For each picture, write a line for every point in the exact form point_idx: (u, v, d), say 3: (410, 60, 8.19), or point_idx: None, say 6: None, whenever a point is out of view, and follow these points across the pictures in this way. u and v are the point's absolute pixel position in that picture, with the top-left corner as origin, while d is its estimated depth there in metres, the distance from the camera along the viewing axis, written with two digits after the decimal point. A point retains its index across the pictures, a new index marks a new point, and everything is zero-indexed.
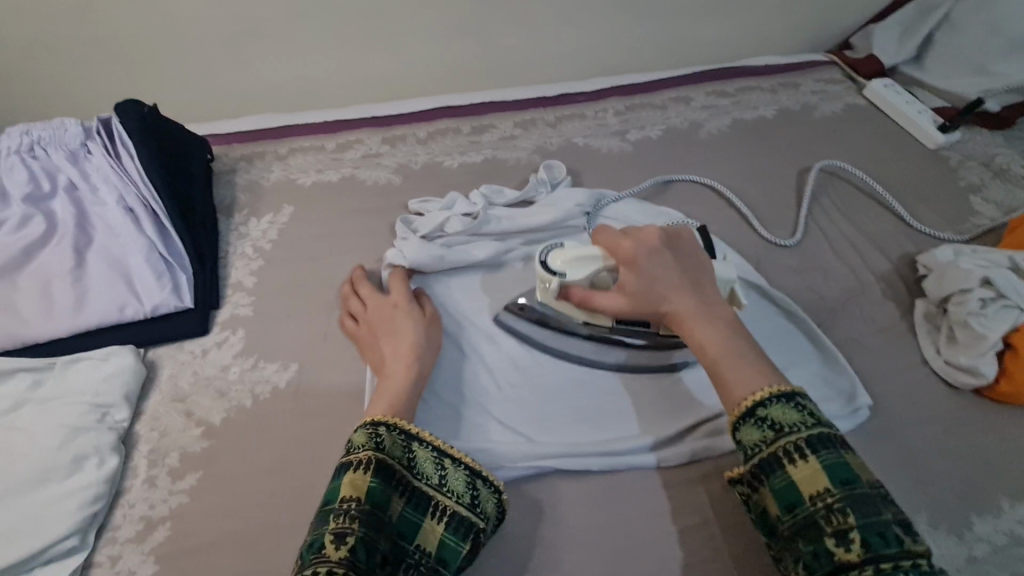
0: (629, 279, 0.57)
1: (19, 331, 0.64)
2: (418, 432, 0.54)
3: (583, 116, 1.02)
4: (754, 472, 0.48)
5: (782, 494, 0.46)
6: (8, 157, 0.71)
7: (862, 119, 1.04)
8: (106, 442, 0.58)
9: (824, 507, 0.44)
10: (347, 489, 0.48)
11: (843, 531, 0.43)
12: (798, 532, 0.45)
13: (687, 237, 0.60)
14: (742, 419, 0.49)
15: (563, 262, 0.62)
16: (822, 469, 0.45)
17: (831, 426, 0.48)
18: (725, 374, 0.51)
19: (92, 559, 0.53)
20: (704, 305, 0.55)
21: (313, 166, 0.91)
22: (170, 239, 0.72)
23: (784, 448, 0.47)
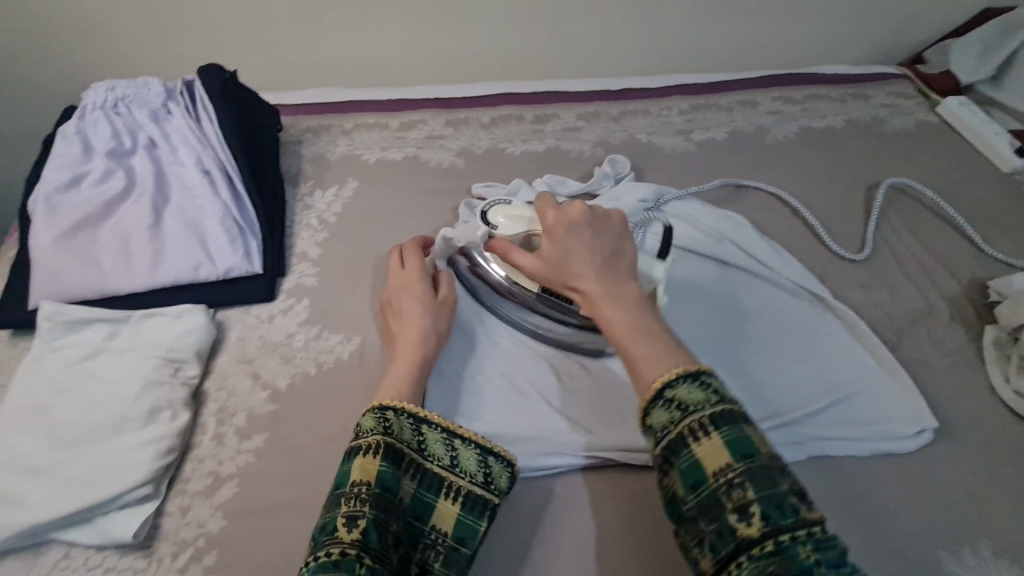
0: (548, 250, 0.55)
1: (99, 282, 0.66)
2: (427, 414, 0.52)
3: (647, 112, 1.01)
4: (663, 455, 0.45)
5: (686, 475, 0.43)
6: (94, 112, 0.74)
7: (933, 136, 1.01)
8: (178, 397, 0.60)
9: (726, 483, 0.41)
10: (356, 473, 0.47)
11: (743, 506, 0.40)
12: (701, 512, 0.42)
13: (615, 219, 0.57)
14: (651, 402, 0.45)
15: (502, 217, 0.65)
16: (724, 445, 0.43)
17: (737, 402, 0.45)
18: (631, 354, 0.48)
19: (162, 508, 0.55)
20: (618, 282, 0.53)
21: (376, 143, 0.91)
22: (242, 205, 0.73)
23: (689, 427, 0.44)
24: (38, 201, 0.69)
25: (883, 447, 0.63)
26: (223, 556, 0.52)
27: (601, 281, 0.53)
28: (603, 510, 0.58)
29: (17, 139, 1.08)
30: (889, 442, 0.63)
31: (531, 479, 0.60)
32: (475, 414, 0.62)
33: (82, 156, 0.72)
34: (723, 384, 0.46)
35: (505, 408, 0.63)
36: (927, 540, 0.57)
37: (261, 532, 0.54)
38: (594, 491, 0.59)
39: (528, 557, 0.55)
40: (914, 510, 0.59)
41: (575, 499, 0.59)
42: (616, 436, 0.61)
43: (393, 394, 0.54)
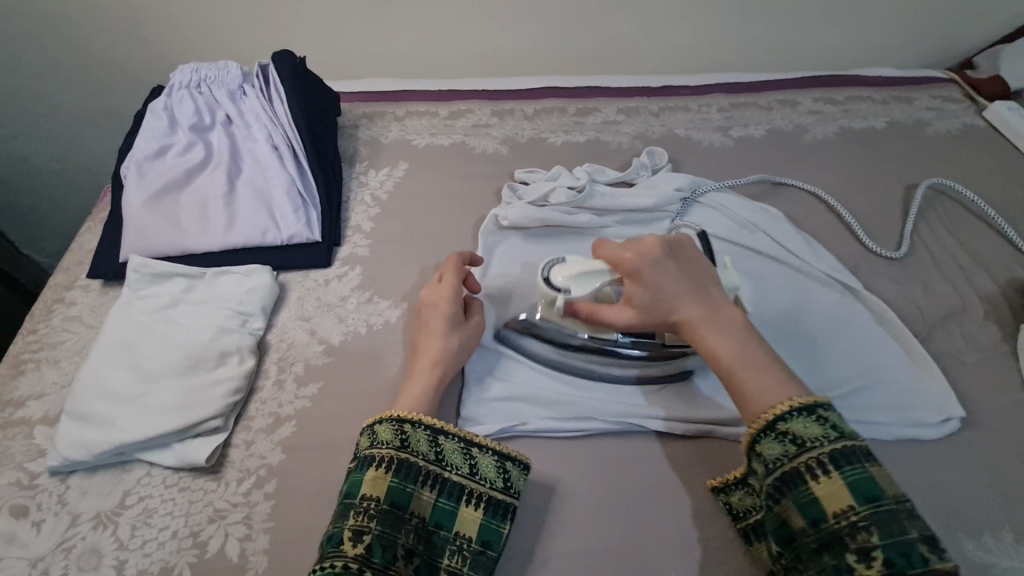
0: (638, 295, 0.56)
1: (181, 241, 0.74)
2: (444, 425, 0.56)
3: (686, 109, 1.04)
4: (775, 485, 0.49)
5: (805, 510, 0.47)
6: (181, 91, 0.82)
7: (979, 140, 1.01)
8: (246, 344, 0.66)
9: (849, 524, 0.45)
10: (368, 486, 0.51)
11: (866, 549, 0.43)
12: (820, 546, 0.46)
13: (686, 243, 0.60)
14: (763, 433, 0.50)
15: (565, 278, 0.60)
16: (846, 486, 0.46)
17: (856, 440, 0.48)
18: (741, 385, 0.52)
19: (229, 440, 0.61)
20: (713, 311, 0.56)
21: (427, 129, 0.97)
22: (306, 178, 0.80)
23: (806, 464, 0.48)
24: (131, 167, 0.78)
25: (908, 432, 0.64)
26: (282, 484, 0.58)
27: (697, 313, 0.55)
28: (628, 472, 0.61)
29: (106, 119, 1.19)
30: (914, 428, 0.65)
31: (561, 440, 0.64)
32: (512, 378, 0.67)
33: (169, 129, 0.80)
34: (840, 421, 0.49)
35: (539, 374, 0.67)
36: (946, 522, 0.59)
37: (316, 466, 0.60)
38: (621, 456, 0.62)
39: (556, 508, 0.59)
40: (934, 492, 0.61)
41: (603, 462, 0.62)
42: (642, 406, 0.65)
43: (413, 411, 0.56)
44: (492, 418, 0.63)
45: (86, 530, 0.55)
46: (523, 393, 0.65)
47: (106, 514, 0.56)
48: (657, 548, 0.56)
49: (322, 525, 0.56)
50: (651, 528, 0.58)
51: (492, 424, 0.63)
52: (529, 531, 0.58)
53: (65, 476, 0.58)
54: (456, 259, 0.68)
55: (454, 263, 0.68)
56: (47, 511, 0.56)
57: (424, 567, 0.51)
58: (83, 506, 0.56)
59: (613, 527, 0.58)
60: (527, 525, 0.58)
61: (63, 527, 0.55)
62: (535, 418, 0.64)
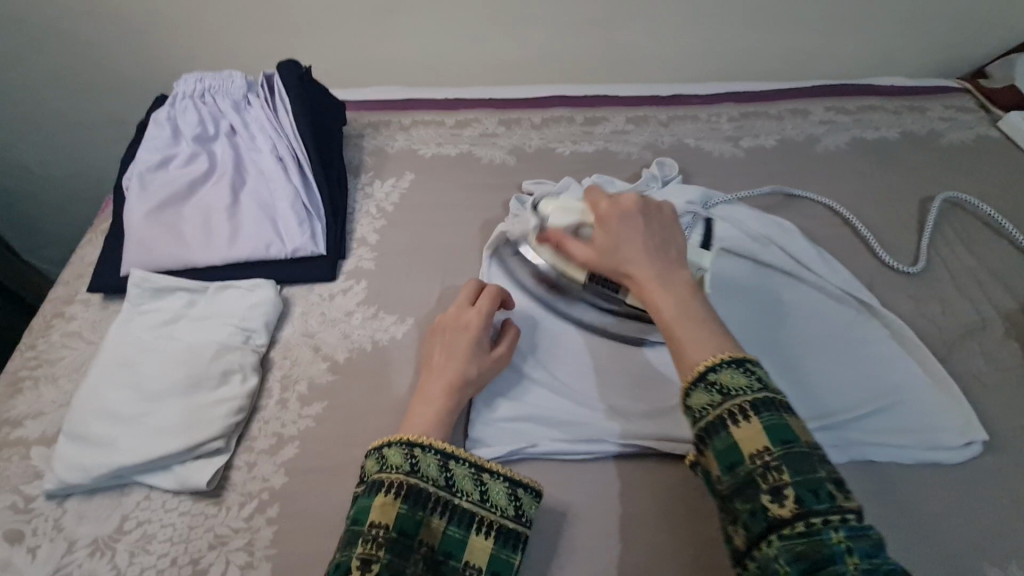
0: (601, 238, 0.58)
1: (183, 255, 0.72)
2: (455, 449, 0.54)
3: (696, 118, 1.02)
4: (700, 436, 0.46)
5: (723, 456, 0.44)
6: (184, 101, 0.81)
7: (994, 151, 0.99)
8: (249, 361, 0.65)
9: (762, 465, 0.42)
10: (376, 513, 0.49)
11: (779, 489, 0.41)
12: (734, 492, 0.43)
13: (666, 210, 0.61)
14: (693, 384, 0.47)
15: (551, 209, 0.69)
16: (764, 430, 0.44)
17: (778, 391, 0.46)
18: (679, 339, 0.50)
19: (231, 462, 0.59)
20: (668, 269, 0.55)
21: (433, 139, 0.95)
22: (311, 190, 0.78)
23: (729, 410, 0.45)
24: (133, 179, 0.76)
25: (929, 455, 0.62)
26: (284, 509, 0.57)
27: (651, 266, 0.55)
28: (641, 495, 0.60)
29: (108, 126, 1.18)
30: (935, 452, 0.63)
31: (572, 462, 0.62)
32: (522, 397, 0.65)
33: (172, 139, 0.79)
34: (765, 374, 0.47)
35: (551, 394, 0.65)
36: (969, 550, 0.57)
37: (320, 490, 0.58)
38: (634, 480, 0.61)
39: (567, 533, 0.57)
40: (957, 519, 0.59)
41: (615, 486, 0.60)
42: (656, 426, 0.63)
43: (424, 435, 0.55)
44: (500, 440, 0.62)
45: (83, 557, 0.53)
46: (533, 413, 0.64)
47: (104, 540, 0.54)
48: None
49: (326, 552, 0.54)
50: (666, 556, 0.56)
51: (500, 446, 0.61)
52: (540, 557, 0.56)
53: (62, 500, 0.57)
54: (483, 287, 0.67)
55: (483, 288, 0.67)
56: (43, 537, 0.54)
57: None
58: (80, 531, 0.55)
59: (626, 554, 0.56)
60: (537, 553, 0.56)
61: (59, 554, 0.53)
62: (544, 440, 0.62)
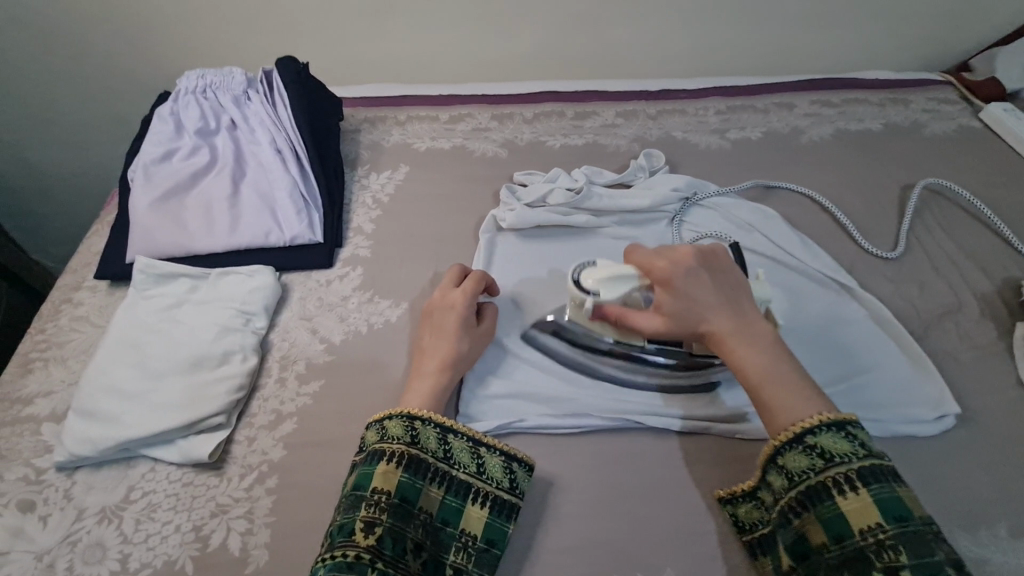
0: (669, 304, 0.58)
1: (186, 242, 0.75)
2: (454, 424, 0.57)
3: (684, 112, 1.05)
4: (801, 499, 0.51)
5: (833, 524, 0.48)
6: (187, 96, 0.84)
7: (975, 141, 1.01)
8: (249, 343, 0.68)
9: (876, 542, 0.46)
10: (379, 480, 0.52)
11: (893, 568, 0.45)
12: (845, 563, 0.47)
13: (722, 255, 0.62)
14: (791, 446, 0.52)
15: (596, 281, 0.63)
16: (873, 503, 0.48)
17: (885, 460, 0.50)
18: (769, 403, 0.54)
19: (232, 437, 0.62)
20: (743, 325, 0.57)
21: (427, 133, 0.98)
22: (308, 181, 0.81)
23: (835, 480, 0.49)
24: (138, 171, 0.79)
25: (903, 429, 0.64)
26: (283, 480, 0.59)
27: (727, 327, 0.57)
28: (626, 468, 0.62)
29: (113, 125, 1.22)
30: (908, 425, 0.65)
31: (560, 437, 0.64)
32: (514, 375, 0.68)
33: (175, 133, 0.82)
34: (867, 440, 0.51)
35: (541, 372, 0.68)
36: (942, 517, 0.59)
37: (318, 462, 0.60)
38: (619, 452, 0.63)
39: (554, 504, 0.59)
40: (930, 487, 0.61)
41: (601, 459, 0.63)
42: (640, 402, 0.66)
43: (424, 408, 0.57)
44: (492, 415, 0.64)
45: (91, 524, 0.56)
46: (524, 390, 0.66)
47: (111, 509, 0.57)
48: (654, 542, 0.57)
49: (322, 520, 0.57)
50: (649, 523, 0.58)
51: (492, 420, 0.64)
52: (527, 525, 0.58)
53: (71, 472, 0.59)
54: (462, 270, 0.71)
55: (463, 270, 0.70)
56: (53, 506, 0.57)
57: (431, 562, 0.51)
58: (88, 500, 0.57)
59: (611, 521, 0.58)
60: (526, 521, 0.58)
61: (69, 522, 0.56)
62: (533, 415, 0.64)
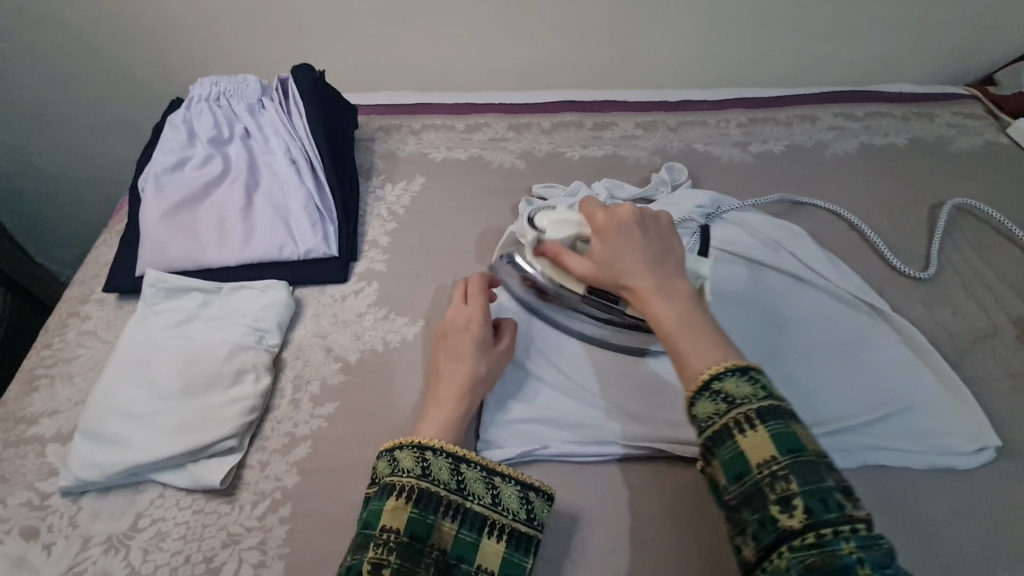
0: (598, 249, 0.58)
1: (198, 255, 0.73)
2: (466, 453, 0.54)
3: (705, 123, 1.03)
4: (705, 445, 0.46)
5: (730, 466, 0.44)
6: (200, 104, 0.82)
7: (1003, 157, 0.99)
8: (262, 361, 0.65)
9: (770, 475, 0.42)
10: (388, 517, 0.50)
11: (787, 498, 0.41)
12: (743, 502, 0.43)
13: (663, 221, 0.60)
14: (699, 392, 0.46)
15: (547, 222, 0.66)
16: (770, 438, 0.43)
17: (783, 397, 0.46)
18: (679, 347, 0.50)
19: (244, 461, 0.60)
20: (667, 279, 0.55)
21: (443, 142, 0.96)
22: (323, 192, 0.79)
23: (735, 419, 0.45)
24: (149, 180, 0.77)
25: (941, 461, 0.62)
26: (297, 508, 0.57)
27: (651, 278, 0.54)
28: (652, 499, 0.60)
29: (122, 129, 1.20)
30: (946, 457, 0.62)
31: (583, 464, 0.62)
32: (535, 399, 0.65)
33: (187, 141, 0.80)
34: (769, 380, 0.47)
35: (563, 394, 0.66)
36: (984, 556, 0.57)
37: (333, 489, 0.58)
38: (645, 482, 0.61)
39: (578, 536, 0.57)
40: (971, 523, 0.59)
41: (626, 489, 0.60)
42: (667, 429, 0.63)
43: (435, 437, 0.55)
44: (513, 441, 0.62)
45: (97, 554, 0.53)
46: (545, 414, 0.64)
47: (118, 538, 0.54)
48: None
49: (338, 553, 0.54)
50: (678, 558, 0.56)
51: (513, 446, 0.62)
52: (551, 559, 0.56)
53: (77, 497, 0.57)
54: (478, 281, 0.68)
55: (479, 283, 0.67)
56: (58, 534, 0.54)
57: None
58: (94, 528, 0.55)
59: (638, 555, 0.56)
60: (550, 555, 0.56)
61: (74, 551, 0.54)
62: (555, 441, 0.62)
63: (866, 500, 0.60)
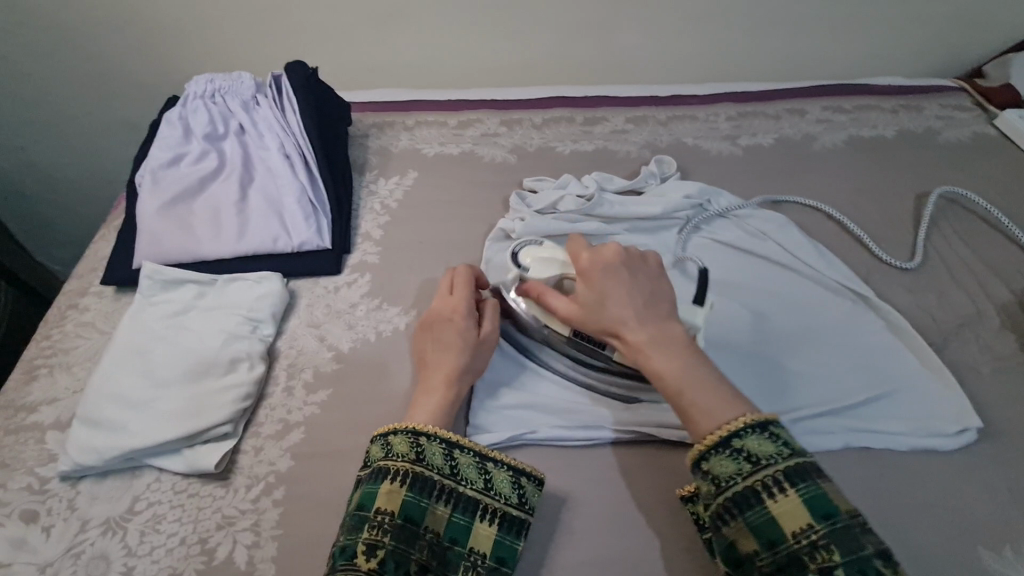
0: (584, 295, 0.58)
1: (194, 248, 0.74)
2: (459, 439, 0.55)
3: (694, 117, 1.04)
4: (729, 506, 0.47)
5: (763, 532, 0.45)
6: (195, 101, 0.84)
7: (989, 148, 1.00)
8: (256, 350, 0.67)
9: (807, 544, 0.43)
10: (383, 501, 0.51)
11: (826, 569, 0.42)
12: (778, 569, 0.44)
13: (648, 259, 0.60)
14: (712, 450, 0.48)
15: (531, 260, 0.66)
16: (802, 503, 0.45)
17: (807, 456, 0.47)
18: (685, 405, 0.51)
19: (239, 446, 0.61)
20: (662, 326, 0.55)
21: (436, 138, 0.98)
22: (317, 187, 0.81)
23: (762, 482, 0.46)
24: (146, 175, 0.79)
25: (925, 442, 0.63)
26: (291, 491, 0.58)
27: (646, 329, 0.55)
28: (639, 481, 0.61)
29: (122, 129, 1.22)
30: (930, 438, 0.63)
31: (572, 449, 0.63)
32: (524, 387, 0.67)
33: (183, 138, 0.82)
34: (789, 436, 0.49)
35: (554, 383, 0.67)
36: (964, 535, 0.58)
37: (326, 473, 0.59)
38: (633, 466, 0.62)
39: (566, 519, 0.58)
40: (954, 504, 0.60)
41: (613, 473, 0.61)
42: (654, 414, 0.64)
43: (429, 424, 0.56)
44: (502, 426, 0.63)
45: (95, 536, 0.55)
46: (535, 401, 0.65)
47: (115, 520, 0.56)
48: (669, 557, 0.56)
49: (330, 534, 0.56)
50: (664, 539, 0.57)
51: (503, 431, 0.63)
52: (539, 540, 0.57)
53: (76, 481, 0.58)
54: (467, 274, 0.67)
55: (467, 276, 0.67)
56: (57, 517, 0.56)
57: None
58: (92, 511, 0.56)
59: (624, 536, 0.57)
60: (538, 537, 0.57)
61: (72, 534, 0.55)
62: (543, 426, 0.63)
63: (847, 480, 0.61)
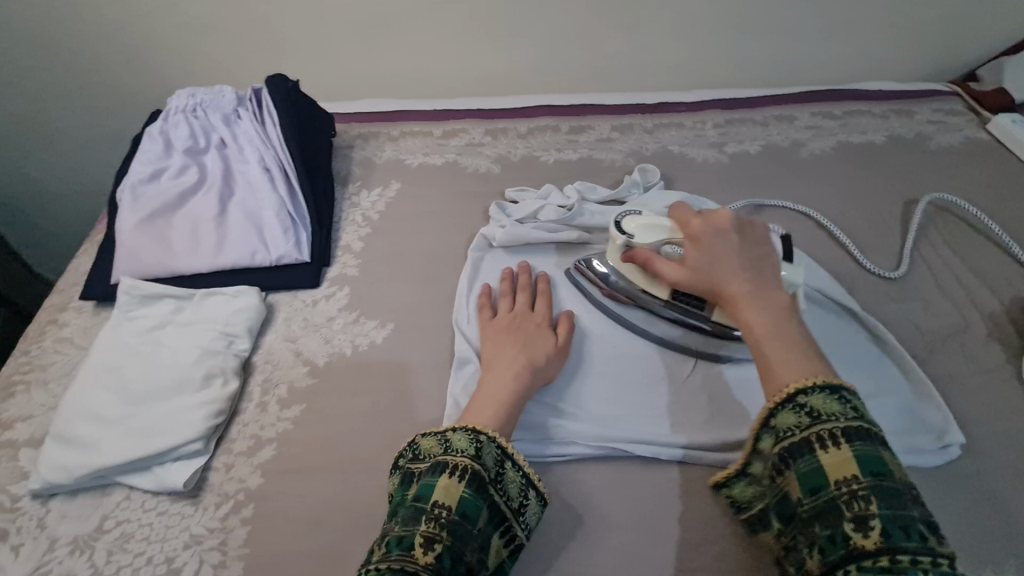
0: (692, 257, 0.59)
1: (172, 263, 0.75)
2: (515, 453, 0.53)
3: (681, 125, 1.03)
4: (783, 455, 0.48)
5: (807, 479, 0.45)
6: (177, 116, 0.84)
7: (982, 153, 0.98)
8: (231, 366, 0.66)
9: (849, 494, 0.43)
10: (440, 493, 0.47)
11: (863, 518, 0.42)
12: (816, 516, 0.44)
13: (759, 229, 0.61)
14: (781, 405, 0.48)
15: (636, 226, 0.66)
16: (853, 458, 0.44)
17: (875, 425, 0.46)
18: (767, 357, 0.51)
19: (209, 464, 0.61)
20: (764, 289, 0.55)
21: (420, 149, 0.98)
22: (296, 200, 0.81)
23: (818, 435, 0.46)
24: (126, 190, 0.79)
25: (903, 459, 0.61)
26: (259, 509, 0.58)
27: (748, 287, 0.55)
28: (614, 494, 0.59)
29: (113, 143, 1.23)
30: (910, 455, 0.62)
31: (542, 463, 0.61)
32: None
33: (164, 153, 0.82)
34: (861, 404, 0.47)
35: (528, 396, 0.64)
36: None
37: (296, 489, 0.59)
38: (606, 480, 0.60)
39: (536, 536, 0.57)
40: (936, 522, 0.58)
41: (589, 487, 0.59)
42: (625, 429, 0.62)
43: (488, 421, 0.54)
44: None
45: (64, 554, 0.55)
46: None
47: (84, 539, 0.56)
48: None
49: (295, 552, 0.55)
50: (634, 554, 0.55)
51: None
52: None
53: (46, 499, 0.58)
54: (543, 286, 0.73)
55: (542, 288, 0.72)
56: (26, 535, 0.56)
57: None
58: (62, 529, 0.56)
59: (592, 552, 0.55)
60: None
61: (40, 552, 0.55)
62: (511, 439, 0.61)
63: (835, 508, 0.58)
